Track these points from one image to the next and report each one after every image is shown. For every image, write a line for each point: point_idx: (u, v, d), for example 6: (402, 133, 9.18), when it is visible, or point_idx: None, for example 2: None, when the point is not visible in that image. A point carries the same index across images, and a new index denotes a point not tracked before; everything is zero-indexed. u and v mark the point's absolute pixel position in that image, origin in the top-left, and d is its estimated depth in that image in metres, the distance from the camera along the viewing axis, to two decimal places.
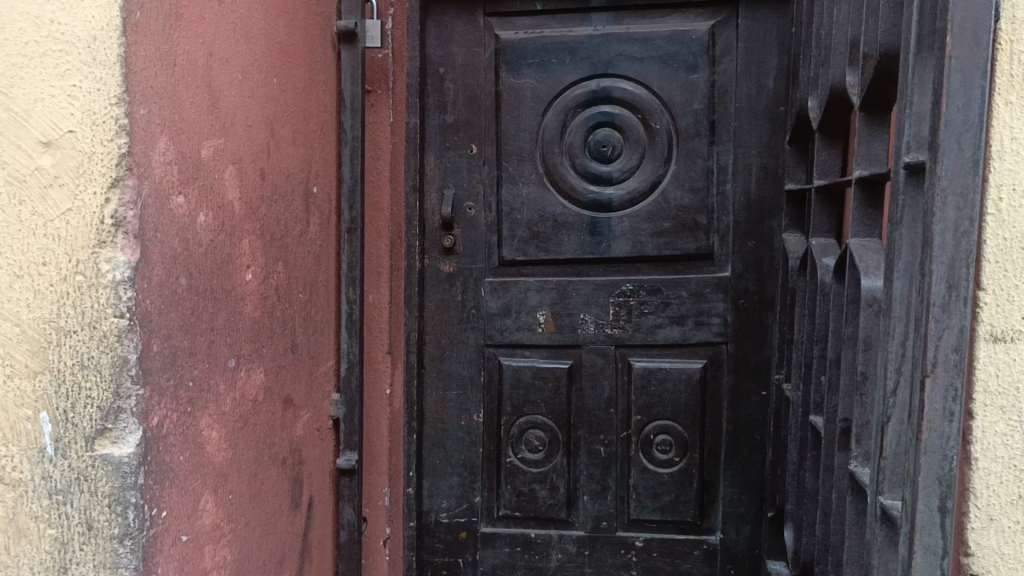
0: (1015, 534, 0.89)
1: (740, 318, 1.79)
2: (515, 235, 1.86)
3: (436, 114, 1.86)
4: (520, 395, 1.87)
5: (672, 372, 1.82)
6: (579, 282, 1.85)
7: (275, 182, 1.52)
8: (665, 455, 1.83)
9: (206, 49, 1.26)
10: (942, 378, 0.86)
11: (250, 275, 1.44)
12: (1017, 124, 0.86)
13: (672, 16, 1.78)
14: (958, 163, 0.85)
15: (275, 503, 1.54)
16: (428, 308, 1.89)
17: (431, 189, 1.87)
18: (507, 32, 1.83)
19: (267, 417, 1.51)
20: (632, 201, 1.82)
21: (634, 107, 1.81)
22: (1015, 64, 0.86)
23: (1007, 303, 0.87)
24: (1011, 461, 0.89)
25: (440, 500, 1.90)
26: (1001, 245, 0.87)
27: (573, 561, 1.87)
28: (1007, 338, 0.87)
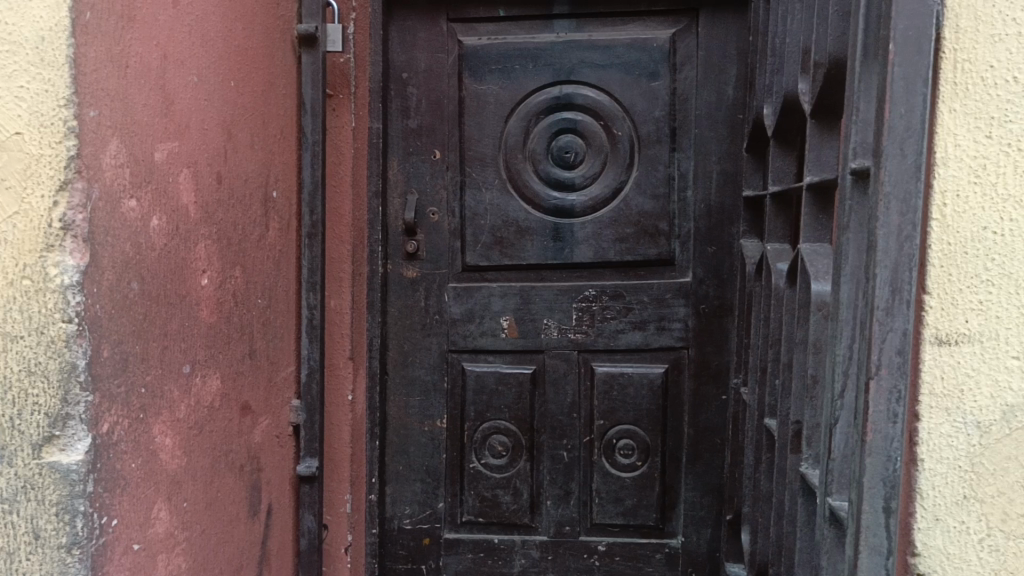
0: (960, 534, 0.91)
1: (701, 323, 1.81)
2: (478, 241, 1.85)
3: (399, 119, 1.85)
4: (483, 401, 1.87)
5: (634, 377, 1.83)
6: (541, 288, 1.85)
7: (231, 186, 1.50)
8: (627, 459, 1.84)
9: (160, 50, 1.24)
10: (886, 380, 0.87)
11: (206, 280, 1.42)
12: (960, 131, 0.88)
13: (633, 24, 1.80)
14: (900, 169, 0.86)
15: (231, 511, 1.52)
16: (391, 313, 1.88)
17: (394, 194, 1.86)
18: (470, 38, 1.83)
19: (224, 423, 1.49)
20: (595, 207, 1.83)
21: (597, 114, 1.82)
22: (959, 72, 0.88)
23: (952, 306, 0.89)
24: (956, 462, 0.91)
25: (403, 506, 1.90)
26: (946, 250, 0.89)
27: (536, 566, 1.87)
28: (951, 341, 0.90)
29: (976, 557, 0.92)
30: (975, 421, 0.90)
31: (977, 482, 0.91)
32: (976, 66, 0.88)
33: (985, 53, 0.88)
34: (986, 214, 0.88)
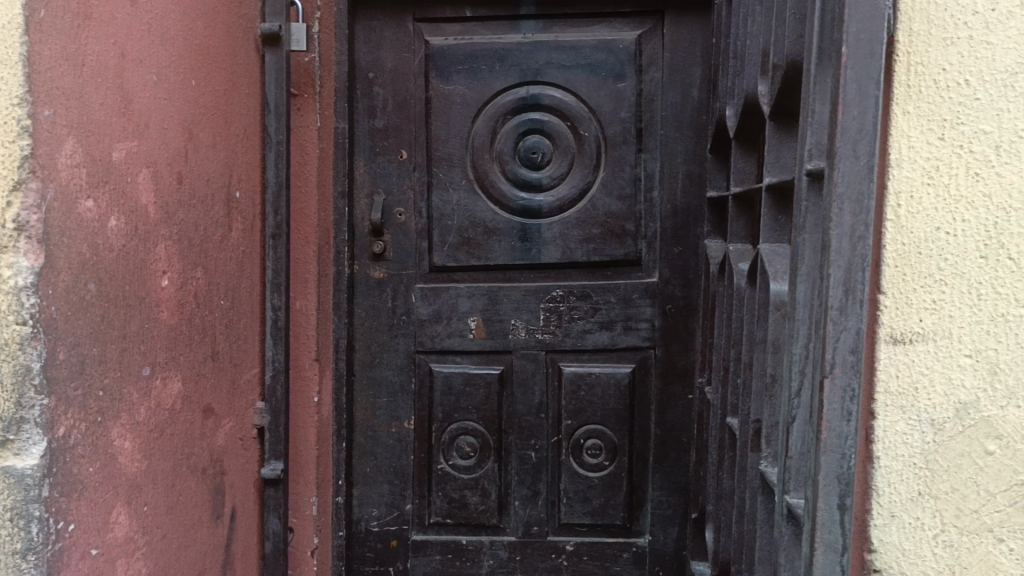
0: (915, 530, 0.94)
1: (667, 323, 1.82)
2: (446, 241, 1.85)
3: (365, 119, 1.84)
4: (450, 402, 1.87)
5: (602, 377, 1.84)
6: (509, 288, 1.85)
7: (193, 186, 1.49)
8: (595, 459, 1.85)
9: (118, 49, 1.23)
10: (841, 379, 0.88)
11: (166, 281, 1.40)
12: (914, 133, 0.91)
13: (599, 25, 1.80)
14: (853, 170, 0.87)
15: (194, 514, 1.50)
16: (357, 314, 1.87)
17: (360, 195, 1.85)
18: (437, 38, 1.82)
19: (186, 425, 1.47)
20: (562, 208, 1.84)
21: (563, 115, 1.82)
22: (912, 75, 0.90)
23: (906, 306, 0.92)
24: (911, 459, 0.93)
25: (370, 508, 1.89)
26: (900, 250, 0.91)
27: (504, 567, 1.87)
28: (906, 340, 0.92)
29: (930, 552, 0.94)
30: (929, 419, 0.92)
31: (931, 479, 0.93)
32: (928, 69, 0.90)
33: (937, 57, 0.90)
34: (939, 215, 0.91)
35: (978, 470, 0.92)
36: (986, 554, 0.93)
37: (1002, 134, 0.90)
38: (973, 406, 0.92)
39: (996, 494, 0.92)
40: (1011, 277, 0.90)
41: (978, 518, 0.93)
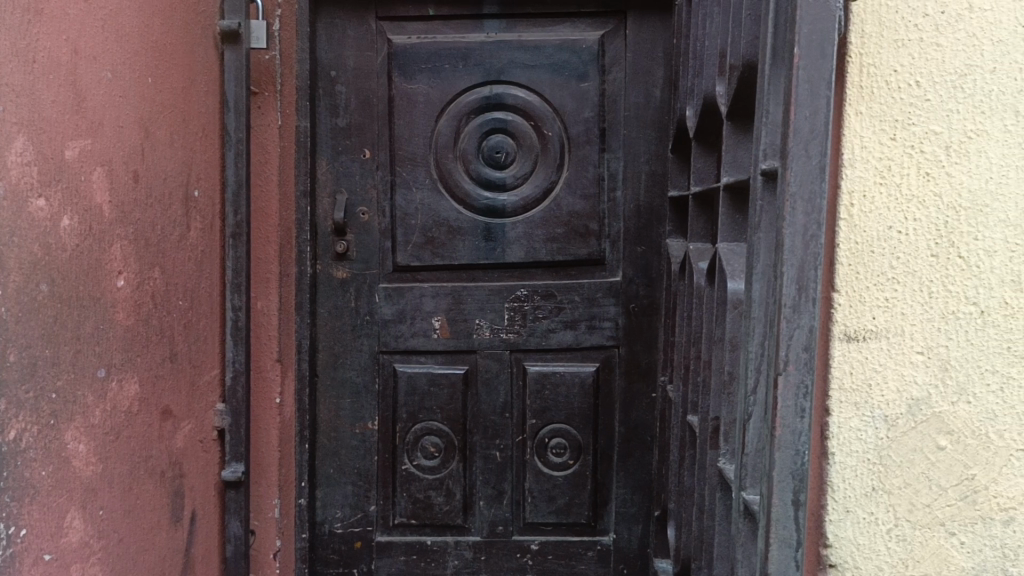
0: (868, 525, 1.08)
1: (631, 322, 1.83)
2: (409, 241, 1.84)
3: (327, 118, 1.82)
4: (415, 402, 1.86)
5: (566, 376, 1.84)
6: (473, 288, 1.85)
7: (149, 185, 1.47)
8: (559, 458, 1.86)
9: (70, 45, 1.21)
10: (794, 376, 0.88)
11: (122, 282, 1.38)
12: (866, 133, 1.04)
13: (562, 25, 1.81)
14: (806, 170, 0.87)
15: (152, 517, 1.48)
16: (320, 315, 1.85)
17: (323, 194, 1.83)
18: (400, 37, 1.81)
19: (143, 428, 1.45)
20: (526, 207, 1.84)
21: (527, 114, 1.82)
22: (864, 75, 1.04)
23: (860, 304, 1.06)
24: (863, 455, 1.07)
25: (334, 510, 1.87)
26: (853, 249, 1.05)
27: (469, 567, 1.87)
28: (859, 337, 1.06)
29: (884, 547, 1.08)
30: (881, 415, 1.07)
31: (884, 475, 1.07)
32: (880, 70, 1.04)
33: (889, 58, 1.04)
34: (891, 215, 1.05)
35: (929, 465, 1.07)
36: (939, 547, 1.08)
37: (950, 135, 1.05)
38: (924, 402, 1.07)
39: (946, 489, 1.07)
40: (959, 276, 1.05)
41: (931, 512, 1.08)
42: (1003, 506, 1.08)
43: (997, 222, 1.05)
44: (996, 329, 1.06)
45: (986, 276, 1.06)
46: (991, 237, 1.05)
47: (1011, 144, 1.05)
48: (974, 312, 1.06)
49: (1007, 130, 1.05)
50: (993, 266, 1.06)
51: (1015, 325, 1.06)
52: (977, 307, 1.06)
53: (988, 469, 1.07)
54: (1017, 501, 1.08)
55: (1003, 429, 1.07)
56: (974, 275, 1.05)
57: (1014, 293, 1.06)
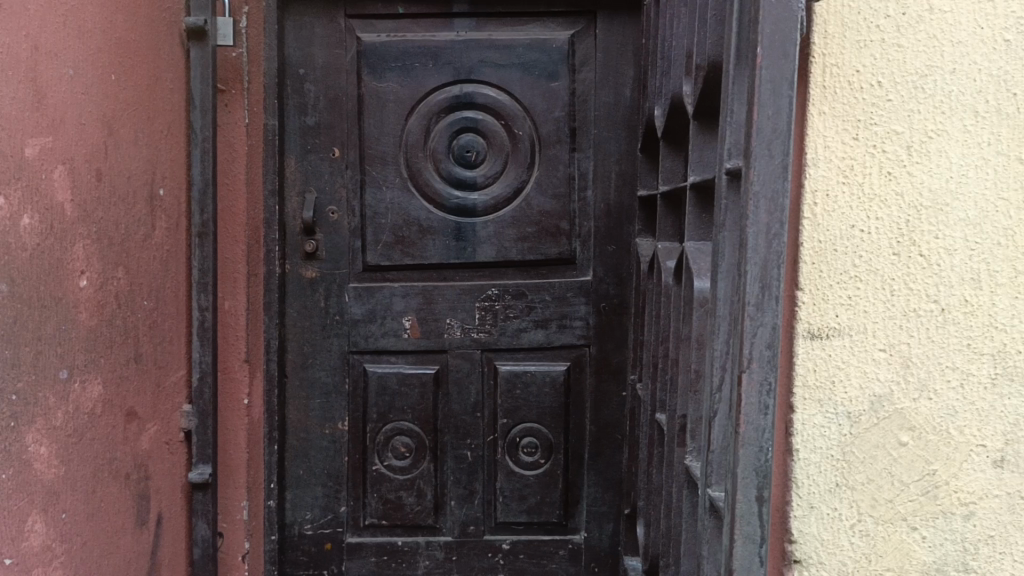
0: (831, 520, 1.14)
1: (601, 321, 1.84)
2: (379, 240, 1.83)
3: (296, 116, 1.80)
4: (385, 402, 1.85)
5: (537, 375, 1.84)
6: (443, 287, 1.84)
7: (113, 183, 1.45)
8: (530, 458, 1.86)
9: (30, 41, 1.19)
10: (758, 374, 0.89)
11: (84, 281, 1.36)
12: (828, 134, 1.11)
13: (532, 24, 1.81)
14: (769, 169, 0.88)
15: (116, 521, 1.46)
16: (289, 315, 1.83)
17: (292, 193, 1.82)
18: (369, 34, 1.80)
19: (107, 429, 1.43)
20: (496, 207, 1.83)
21: (498, 113, 1.82)
22: (827, 75, 1.10)
23: (823, 303, 1.12)
24: (827, 452, 1.14)
25: (303, 511, 1.85)
26: (817, 248, 1.11)
27: (440, 567, 1.87)
28: (822, 335, 1.12)
29: (847, 542, 1.15)
30: (845, 411, 1.13)
31: (847, 473, 1.14)
32: (843, 70, 1.10)
33: (851, 58, 1.10)
34: (853, 214, 1.12)
35: (892, 460, 1.14)
36: (901, 542, 1.15)
37: (911, 136, 1.12)
38: (887, 398, 1.14)
39: (909, 484, 1.15)
40: (920, 274, 1.13)
41: (893, 507, 1.15)
42: (963, 501, 1.16)
43: (957, 222, 1.13)
44: (956, 326, 1.14)
45: (946, 274, 1.13)
46: (951, 237, 1.13)
47: (970, 145, 1.12)
48: (935, 309, 1.13)
49: (966, 130, 1.12)
50: (953, 264, 1.13)
51: (974, 322, 1.14)
52: (938, 305, 1.13)
53: (948, 464, 1.15)
54: (976, 496, 1.16)
55: (962, 424, 1.15)
56: (934, 273, 1.13)
57: (973, 291, 1.13)
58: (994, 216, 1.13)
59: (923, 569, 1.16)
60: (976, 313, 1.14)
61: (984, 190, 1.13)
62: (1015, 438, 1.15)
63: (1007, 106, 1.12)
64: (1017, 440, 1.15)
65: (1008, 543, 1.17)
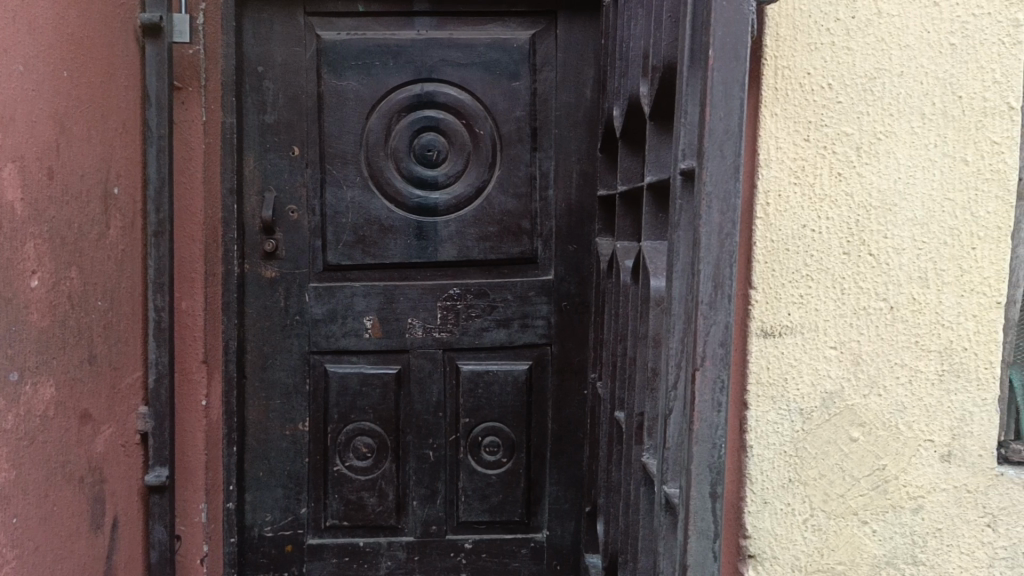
0: (784, 516, 1.17)
1: (563, 320, 1.85)
2: (340, 240, 1.82)
3: (254, 114, 1.79)
4: (346, 403, 1.84)
5: (499, 374, 1.85)
6: (405, 287, 1.84)
7: (65, 182, 1.42)
8: (492, 456, 1.86)
9: None
10: (711, 372, 0.90)
11: (36, 282, 1.34)
12: (780, 135, 1.13)
13: (492, 24, 1.81)
14: (721, 170, 0.89)
15: (70, 525, 1.44)
16: (248, 315, 1.81)
17: (250, 192, 1.80)
18: (329, 32, 1.79)
19: (61, 432, 1.41)
20: (458, 206, 1.83)
21: (459, 112, 1.81)
22: (779, 78, 1.12)
23: (776, 302, 1.15)
24: (780, 448, 1.17)
25: (264, 513, 1.84)
26: (770, 247, 1.14)
27: (402, 568, 1.86)
28: (775, 333, 1.15)
29: (800, 536, 1.18)
30: (797, 408, 1.16)
31: (800, 468, 1.17)
32: (794, 73, 1.12)
33: (802, 61, 1.12)
34: (804, 214, 1.14)
35: (843, 456, 1.17)
36: (852, 536, 1.18)
37: (861, 137, 1.14)
38: (837, 395, 1.16)
39: (859, 479, 1.18)
40: (870, 273, 1.15)
41: (844, 502, 1.18)
42: (912, 495, 1.18)
43: (905, 221, 1.15)
44: (904, 324, 1.16)
45: (895, 273, 1.16)
46: (899, 236, 1.15)
47: (917, 146, 1.15)
48: (884, 307, 1.16)
49: (914, 132, 1.15)
50: (901, 263, 1.16)
51: (922, 319, 1.16)
52: (886, 303, 1.16)
53: (897, 459, 1.18)
54: (924, 490, 1.18)
55: (911, 420, 1.17)
56: (883, 272, 1.15)
57: (921, 290, 1.16)
58: (940, 215, 1.16)
59: (874, 562, 1.19)
60: (924, 311, 1.16)
61: (931, 191, 1.15)
62: (960, 433, 1.18)
63: (953, 108, 1.15)
64: (963, 435, 1.18)
65: (954, 536, 1.20)
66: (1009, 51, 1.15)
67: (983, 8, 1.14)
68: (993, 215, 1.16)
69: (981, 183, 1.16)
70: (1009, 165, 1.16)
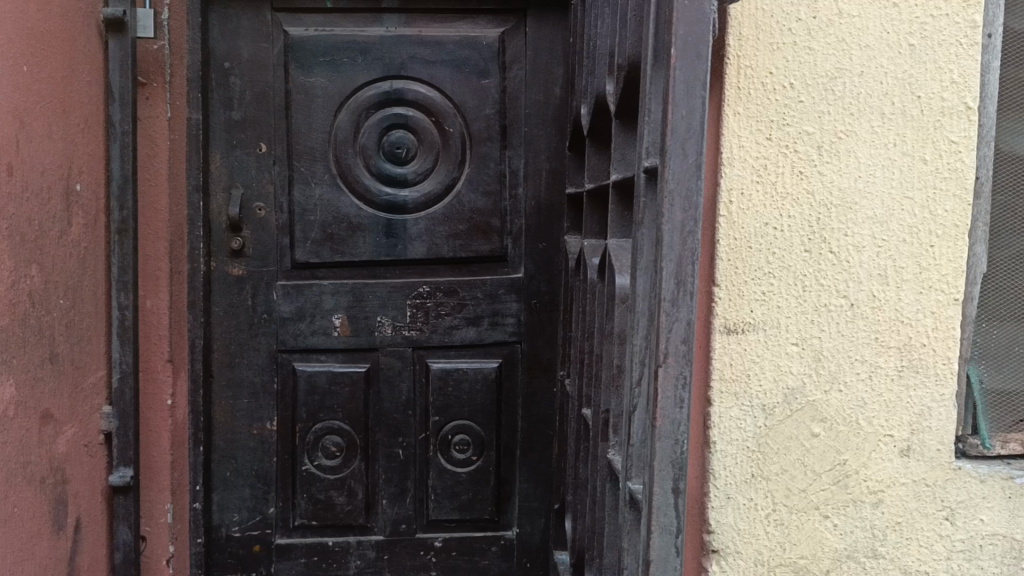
0: (747, 510, 1.19)
1: (533, 318, 1.85)
2: (308, 238, 1.81)
3: (221, 111, 1.77)
4: (315, 401, 1.83)
5: (469, 372, 1.85)
6: (374, 285, 1.83)
7: (25, 178, 1.40)
8: (462, 454, 1.86)
9: None
10: (674, 368, 0.90)
11: None
12: (743, 134, 1.14)
13: (462, 21, 1.80)
14: (683, 168, 0.89)
15: (31, 526, 1.42)
16: (215, 313, 1.79)
17: (217, 189, 1.78)
18: (297, 28, 1.77)
19: (21, 433, 1.39)
20: (427, 204, 1.83)
21: (428, 110, 1.81)
22: (741, 77, 1.13)
23: (739, 299, 1.16)
24: (743, 443, 1.18)
25: (231, 513, 1.82)
26: (733, 245, 1.15)
27: (372, 567, 1.86)
28: (738, 330, 1.16)
29: (763, 531, 1.19)
30: (760, 403, 1.17)
31: (762, 463, 1.18)
32: (757, 72, 1.13)
33: (765, 60, 1.14)
34: (767, 212, 1.15)
35: (805, 451, 1.19)
36: (814, 531, 1.20)
37: (822, 136, 1.15)
38: (799, 391, 1.18)
39: (821, 474, 1.19)
40: (831, 270, 1.17)
41: (806, 497, 1.19)
42: (872, 489, 1.20)
43: (865, 219, 1.17)
44: (865, 321, 1.18)
45: (855, 270, 1.17)
46: (860, 233, 1.17)
47: (877, 145, 1.16)
48: (844, 304, 1.17)
49: (874, 131, 1.16)
50: (862, 261, 1.17)
51: (881, 316, 1.18)
52: (847, 300, 1.17)
53: (858, 454, 1.19)
54: (884, 484, 1.20)
55: (871, 415, 1.19)
56: (844, 269, 1.17)
57: (881, 287, 1.18)
58: (900, 214, 1.17)
59: (835, 556, 1.21)
60: (883, 308, 1.18)
61: (891, 189, 1.17)
62: (919, 428, 1.20)
63: (912, 108, 1.17)
64: (922, 430, 1.20)
65: (914, 529, 1.22)
66: (966, 52, 1.17)
67: (941, 9, 1.16)
68: (951, 214, 1.18)
69: (938, 183, 1.18)
70: (967, 165, 1.18)
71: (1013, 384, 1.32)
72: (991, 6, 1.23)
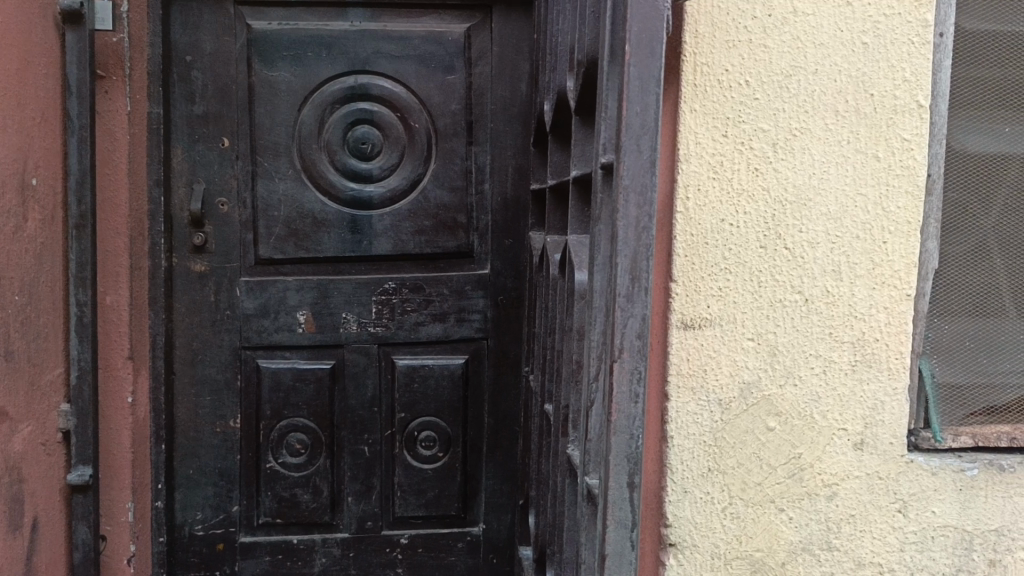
0: (704, 504, 1.20)
1: (499, 314, 1.85)
2: (272, 233, 1.79)
3: (182, 104, 1.75)
4: (279, 398, 1.81)
5: (435, 369, 1.84)
6: (339, 281, 1.82)
7: None
8: (429, 451, 1.85)
9: None
10: (629, 363, 0.91)
11: None
12: (699, 131, 1.15)
13: (428, 16, 1.80)
14: (638, 165, 0.90)
15: None
16: (177, 310, 1.78)
17: (178, 184, 1.76)
18: (260, 22, 1.75)
19: None
20: (392, 200, 1.82)
21: (393, 105, 1.80)
22: (698, 74, 1.14)
23: (696, 295, 1.17)
24: (700, 437, 1.19)
25: (194, 512, 1.80)
26: (689, 241, 1.16)
27: (337, 564, 1.85)
28: (695, 325, 1.17)
29: (720, 524, 1.21)
30: (716, 398, 1.19)
31: (720, 457, 1.20)
32: (713, 69, 1.15)
33: (720, 57, 1.15)
34: (723, 208, 1.17)
35: (761, 445, 1.20)
36: (770, 524, 1.22)
37: (777, 134, 1.17)
38: (755, 385, 1.19)
39: (777, 468, 1.21)
40: (786, 266, 1.18)
41: (762, 490, 1.21)
42: (827, 483, 1.22)
43: (819, 216, 1.19)
44: (819, 316, 1.20)
45: (810, 267, 1.19)
46: (814, 229, 1.19)
47: (831, 143, 1.18)
48: (799, 300, 1.19)
49: (828, 129, 1.18)
50: (816, 257, 1.19)
51: (835, 312, 1.20)
52: (801, 295, 1.19)
53: (813, 447, 1.21)
54: (839, 478, 1.22)
55: (826, 409, 1.21)
56: (798, 265, 1.19)
57: (835, 283, 1.20)
58: (854, 210, 1.19)
59: (790, 548, 1.22)
60: (838, 303, 1.20)
61: (844, 187, 1.19)
62: (873, 422, 1.22)
63: (866, 106, 1.18)
64: (876, 423, 1.22)
65: (868, 522, 1.23)
66: (918, 51, 1.18)
67: (894, 9, 1.17)
68: (903, 210, 1.20)
69: (891, 179, 1.20)
70: (919, 162, 1.20)
71: (963, 378, 1.35)
72: (943, 6, 1.25)
